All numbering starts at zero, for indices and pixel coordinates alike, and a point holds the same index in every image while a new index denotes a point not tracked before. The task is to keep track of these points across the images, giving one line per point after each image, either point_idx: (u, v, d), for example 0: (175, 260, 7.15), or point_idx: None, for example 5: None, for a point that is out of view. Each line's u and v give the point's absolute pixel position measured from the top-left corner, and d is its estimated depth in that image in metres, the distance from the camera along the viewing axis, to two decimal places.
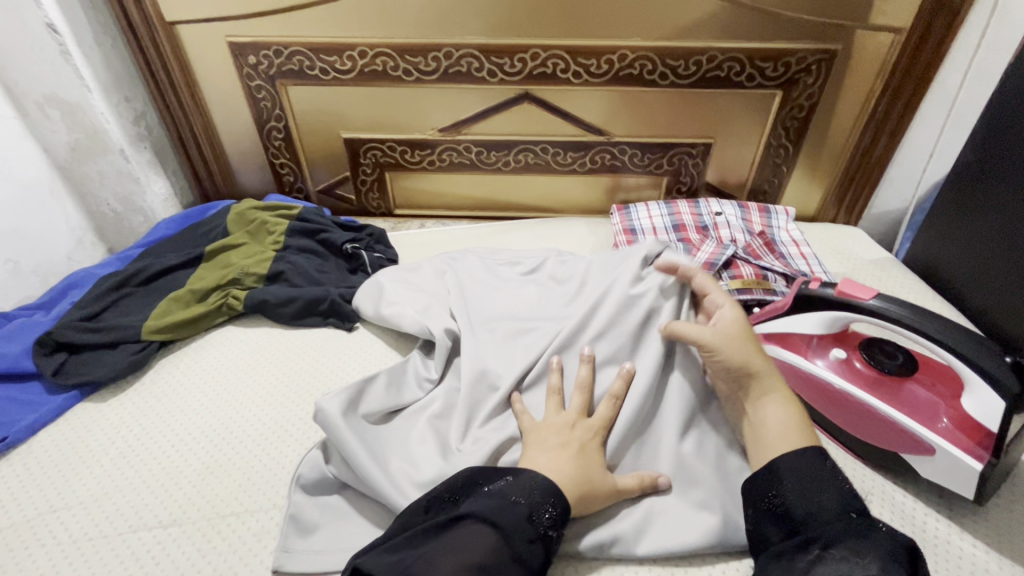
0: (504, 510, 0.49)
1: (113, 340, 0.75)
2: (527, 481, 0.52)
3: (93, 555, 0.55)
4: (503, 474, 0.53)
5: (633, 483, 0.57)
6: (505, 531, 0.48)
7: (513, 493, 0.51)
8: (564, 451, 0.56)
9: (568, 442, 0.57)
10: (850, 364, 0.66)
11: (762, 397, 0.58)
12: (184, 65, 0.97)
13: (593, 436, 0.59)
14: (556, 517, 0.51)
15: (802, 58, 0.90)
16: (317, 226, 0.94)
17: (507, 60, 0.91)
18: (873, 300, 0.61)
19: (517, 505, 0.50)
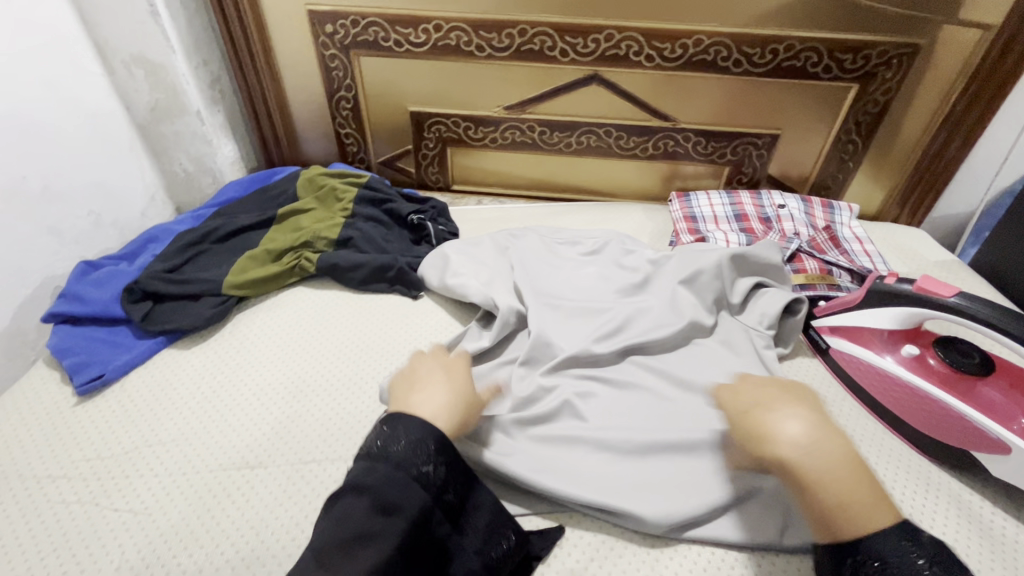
0: (375, 473, 0.44)
1: (196, 292, 0.79)
2: (398, 428, 0.47)
3: (188, 488, 0.59)
4: (378, 422, 0.48)
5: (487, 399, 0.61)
6: (380, 495, 0.43)
7: (389, 449, 0.45)
8: (446, 379, 0.55)
9: (439, 370, 0.56)
10: (923, 361, 0.67)
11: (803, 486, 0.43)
12: (262, 32, 0.99)
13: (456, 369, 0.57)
14: (437, 458, 0.46)
15: (883, 52, 0.88)
16: (383, 196, 0.96)
17: (581, 40, 0.91)
18: (952, 298, 0.61)
19: (389, 458, 0.45)
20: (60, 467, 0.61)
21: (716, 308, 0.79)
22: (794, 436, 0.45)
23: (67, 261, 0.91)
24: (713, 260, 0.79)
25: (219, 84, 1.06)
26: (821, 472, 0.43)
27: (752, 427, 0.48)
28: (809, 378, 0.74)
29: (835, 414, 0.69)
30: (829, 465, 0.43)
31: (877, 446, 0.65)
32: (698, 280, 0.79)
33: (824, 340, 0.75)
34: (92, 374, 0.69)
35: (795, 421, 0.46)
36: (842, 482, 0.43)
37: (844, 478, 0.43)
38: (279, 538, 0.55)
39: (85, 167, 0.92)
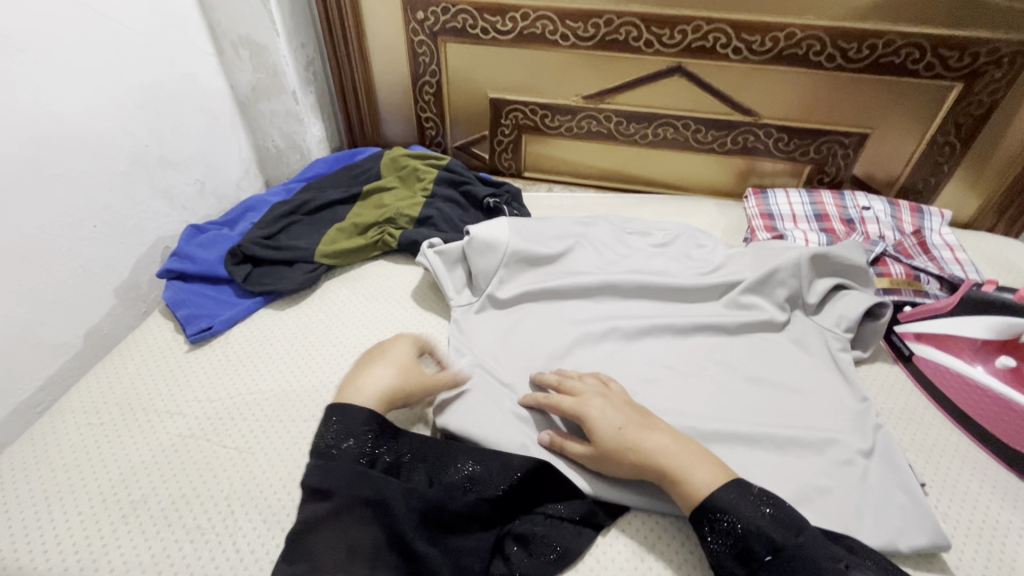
0: (333, 471, 0.53)
1: (291, 259, 0.85)
2: (348, 415, 0.56)
3: (286, 433, 0.65)
4: (328, 415, 0.57)
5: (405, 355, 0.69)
6: (340, 482, 0.52)
7: (322, 445, 0.55)
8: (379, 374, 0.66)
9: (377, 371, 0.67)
10: (1020, 373, 0.65)
11: (680, 475, 0.53)
12: (357, 18, 1.04)
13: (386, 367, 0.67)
14: (374, 437, 0.56)
15: (994, 50, 0.83)
16: (461, 179, 0.99)
17: (668, 32, 0.92)
18: None
19: (342, 451, 0.54)
20: (176, 405, 0.68)
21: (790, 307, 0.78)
22: (663, 442, 0.55)
23: (175, 224, 1.00)
24: (790, 258, 0.79)
25: (313, 67, 1.12)
26: (682, 462, 0.54)
27: (623, 447, 0.56)
28: (888, 382, 0.71)
29: (915, 420, 0.67)
30: (690, 458, 0.54)
31: (959, 456, 0.62)
32: (774, 279, 0.78)
33: (906, 347, 0.73)
34: (202, 325, 0.76)
35: (656, 434, 0.56)
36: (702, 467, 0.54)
37: (702, 461, 0.54)
38: None
39: (193, 138, 1.01)
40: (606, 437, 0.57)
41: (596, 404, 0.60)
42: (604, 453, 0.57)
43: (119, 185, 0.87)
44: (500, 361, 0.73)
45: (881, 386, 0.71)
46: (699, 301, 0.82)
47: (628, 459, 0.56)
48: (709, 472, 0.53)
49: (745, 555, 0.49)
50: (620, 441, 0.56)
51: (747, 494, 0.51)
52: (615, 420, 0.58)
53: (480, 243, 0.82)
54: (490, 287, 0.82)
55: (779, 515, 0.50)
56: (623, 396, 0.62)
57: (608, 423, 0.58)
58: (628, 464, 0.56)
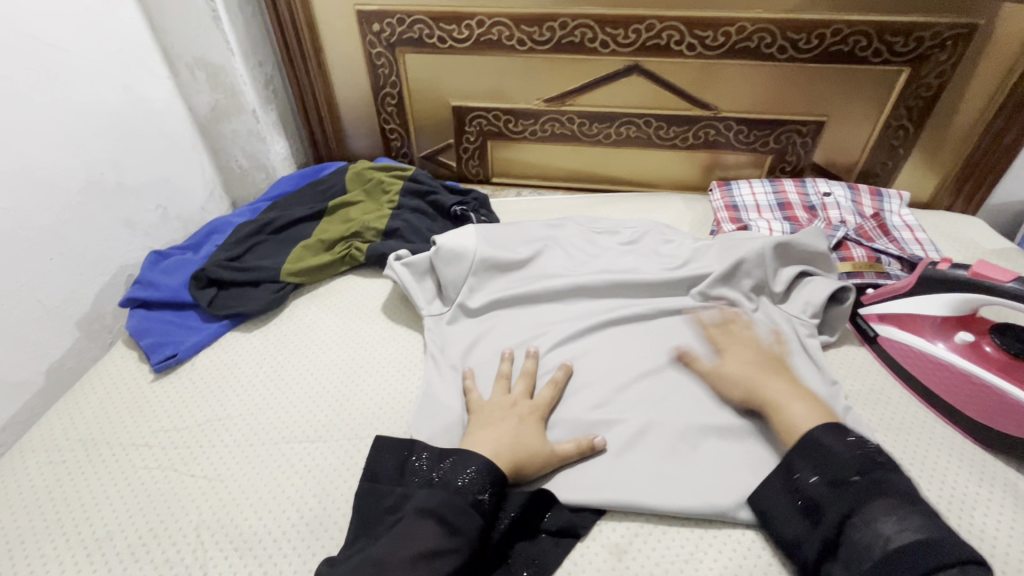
0: (453, 508, 0.52)
1: (255, 279, 0.84)
2: (465, 462, 0.55)
3: (256, 458, 0.64)
4: (448, 455, 0.57)
5: (570, 448, 0.61)
6: (447, 521, 0.51)
7: (455, 483, 0.54)
8: (502, 424, 0.61)
9: (506, 416, 0.62)
10: (978, 348, 0.66)
11: (779, 412, 0.60)
12: (313, 32, 1.04)
13: (530, 415, 0.64)
14: (491, 491, 0.54)
15: (937, 33, 0.85)
16: (427, 189, 0.99)
17: (622, 31, 0.92)
18: (1011, 283, 0.61)
19: (458, 494, 0.53)
20: (142, 436, 0.66)
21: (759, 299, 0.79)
22: (776, 386, 0.63)
23: (138, 251, 0.98)
24: (756, 249, 0.79)
25: (273, 84, 1.11)
26: (778, 395, 0.61)
27: (739, 381, 0.65)
28: (855, 365, 0.73)
29: (882, 401, 0.68)
30: (798, 400, 0.60)
31: (924, 433, 0.63)
32: (742, 271, 0.79)
33: (871, 329, 0.74)
34: (167, 353, 0.75)
35: (780, 381, 0.63)
36: (804, 408, 0.60)
37: (812, 403, 0.60)
38: (338, 509, 0.58)
39: (153, 163, 0.99)
40: (738, 370, 0.66)
41: (750, 352, 0.69)
42: (723, 372, 0.67)
43: (75, 215, 0.85)
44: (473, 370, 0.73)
45: (851, 372, 0.72)
46: (669, 297, 0.82)
47: (745, 391, 0.65)
48: (802, 408, 0.59)
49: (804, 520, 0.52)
50: (743, 370, 0.66)
51: (817, 454, 0.54)
52: (749, 357, 0.67)
53: (447, 253, 0.81)
54: (461, 297, 0.81)
55: (834, 476, 0.52)
56: (752, 339, 0.71)
57: (743, 363, 0.67)
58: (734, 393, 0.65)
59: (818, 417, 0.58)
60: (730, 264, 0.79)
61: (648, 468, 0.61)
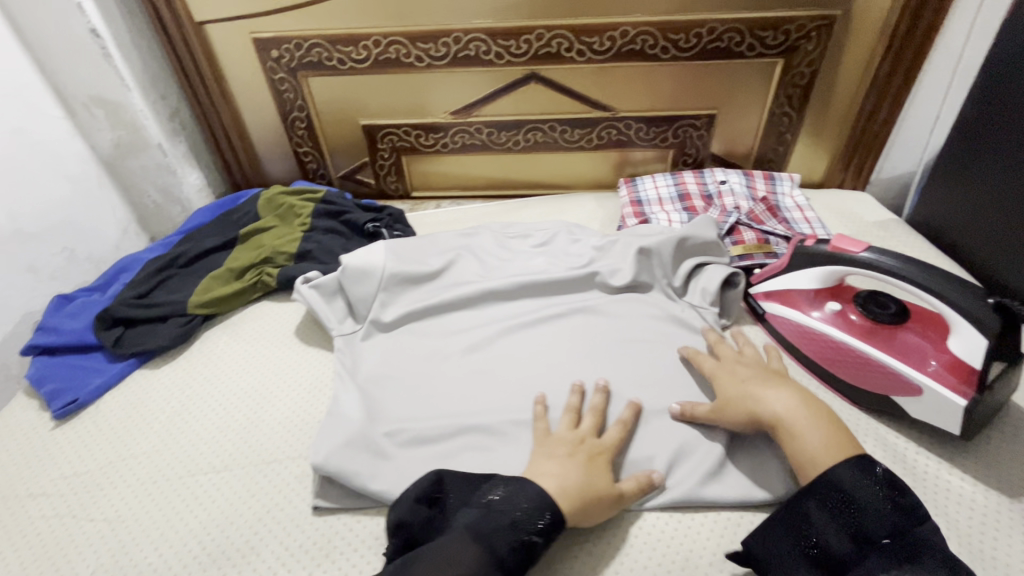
0: (493, 533, 0.51)
1: (162, 314, 0.83)
2: (521, 491, 0.54)
3: (159, 496, 0.63)
4: (503, 483, 0.56)
5: (633, 488, 0.59)
6: (485, 543, 0.50)
7: (503, 508, 0.53)
8: (571, 460, 0.58)
9: (575, 452, 0.59)
10: (845, 316, 0.71)
11: (794, 436, 0.56)
12: (212, 62, 1.04)
13: (601, 452, 0.60)
14: (546, 527, 0.53)
15: (801, 26, 0.91)
16: (340, 208, 0.99)
17: (514, 42, 0.96)
18: (863, 253, 0.65)
19: (510, 522, 0.52)
20: (39, 486, 0.65)
21: (661, 289, 0.83)
22: (787, 404, 0.59)
23: (44, 297, 0.95)
24: (653, 241, 0.84)
25: (179, 116, 1.10)
26: (795, 415, 0.57)
27: (747, 407, 0.61)
28: (747, 343, 0.78)
29: None
30: (809, 420, 0.57)
31: None
32: (640, 264, 0.83)
33: (759, 307, 0.79)
34: (68, 398, 0.73)
35: (786, 397, 0.60)
36: (819, 432, 0.56)
37: (823, 423, 0.56)
38: (241, 536, 0.59)
39: (54, 206, 0.97)
40: (737, 395, 0.62)
41: (745, 371, 0.65)
42: (725, 399, 0.63)
43: None
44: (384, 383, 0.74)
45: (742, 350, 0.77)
46: (575, 294, 0.85)
47: (753, 418, 0.60)
48: (821, 433, 0.55)
49: (855, 540, 0.49)
50: (747, 391, 0.62)
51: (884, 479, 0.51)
52: (752, 372, 0.64)
53: (354, 272, 0.82)
54: (372, 313, 0.82)
55: (897, 502, 0.50)
56: (744, 359, 0.68)
57: (739, 384, 0.63)
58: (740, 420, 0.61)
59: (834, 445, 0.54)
60: (630, 259, 0.83)
61: None
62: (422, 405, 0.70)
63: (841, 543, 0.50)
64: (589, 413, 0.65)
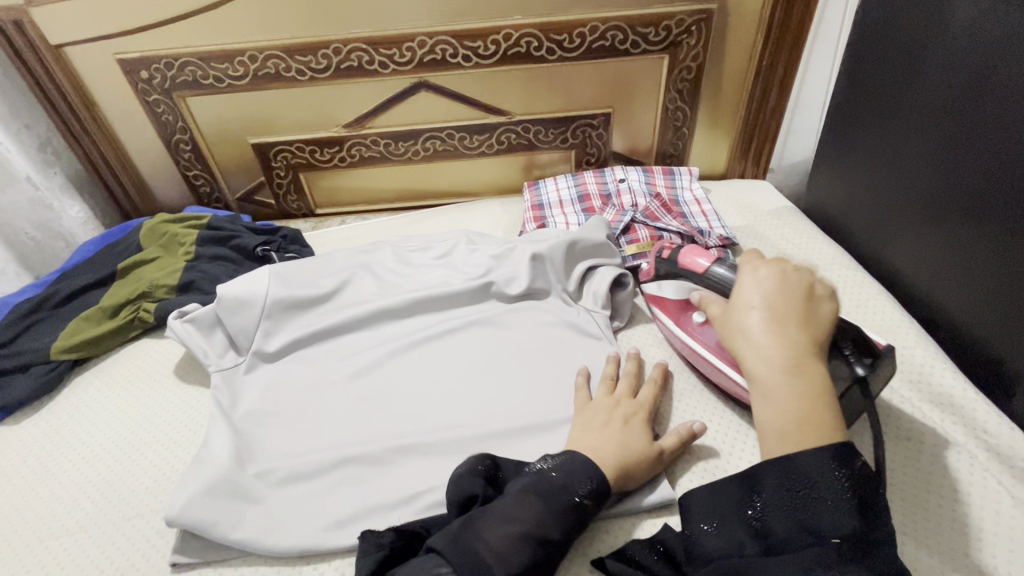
0: (551, 495, 0.52)
1: (23, 364, 0.77)
2: (570, 461, 0.54)
3: (3, 568, 0.58)
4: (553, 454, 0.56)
5: (674, 443, 0.61)
6: (545, 501, 0.51)
7: (553, 476, 0.53)
8: (608, 428, 0.60)
9: (611, 419, 0.61)
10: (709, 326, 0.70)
11: (759, 395, 0.50)
12: (79, 87, 0.97)
13: (636, 412, 0.63)
14: (591, 495, 0.53)
15: (681, 21, 0.92)
16: (228, 233, 0.94)
17: (396, 51, 0.93)
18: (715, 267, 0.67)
19: (557, 487, 0.52)
20: None
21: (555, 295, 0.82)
22: (779, 359, 0.50)
23: None
24: (545, 247, 0.82)
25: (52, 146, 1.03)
26: (772, 378, 0.49)
27: (745, 338, 0.53)
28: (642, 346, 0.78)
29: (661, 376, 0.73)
30: (786, 385, 0.49)
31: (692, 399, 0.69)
32: (532, 272, 0.81)
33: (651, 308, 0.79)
34: None
35: (779, 347, 0.50)
36: (792, 405, 0.48)
37: (801, 397, 0.48)
38: None
39: None
40: (745, 317, 0.54)
41: (769, 290, 0.55)
42: (730, 320, 0.56)
43: None
44: (263, 418, 0.70)
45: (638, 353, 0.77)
46: (471, 306, 0.83)
47: (739, 353, 0.53)
48: (785, 409, 0.48)
49: (799, 531, 0.44)
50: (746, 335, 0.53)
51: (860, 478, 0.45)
52: (763, 302, 0.54)
53: (231, 302, 0.77)
54: (255, 344, 0.78)
55: (865, 501, 0.44)
56: (788, 276, 0.56)
57: (751, 306, 0.54)
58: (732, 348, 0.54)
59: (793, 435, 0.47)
60: (523, 267, 0.82)
61: (430, 488, 0.61)
62: (302, 437, 0.67)
63: (786, 528, 0.45)
64: (625, 378, 0.67)
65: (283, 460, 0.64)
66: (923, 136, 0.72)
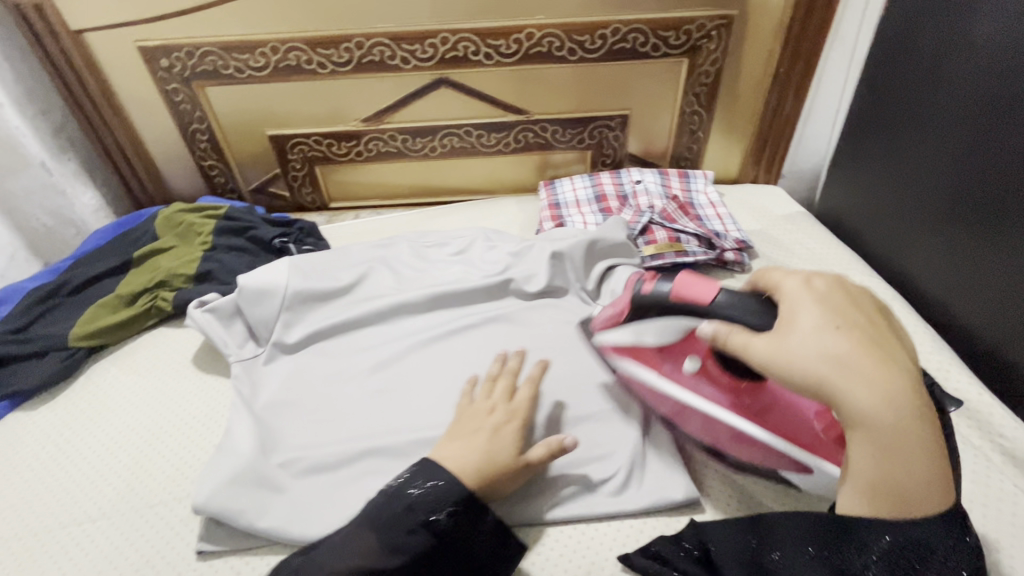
0: (392, 518, 0.52)
1: (40, 349, 0.76)
2: (422, 475, 0.55)
3: (25, 553, 0.58)
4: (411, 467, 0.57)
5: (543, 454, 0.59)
6: (377, 525, 0.52)
7: (401, 495, 0.54)
8: (475, 439, 0.59)
9: (484, 427, 0.60)
10: (706, 373, 0.60)
11: (878, 454, 0.43)
12: (97, 74, 0.96)
13: (512, 420, 0.61)
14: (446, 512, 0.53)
15: (701, 26, 0.93)
16: (245, 224, 0.94)
17: (419, 47, 0.93)
18: (718, 298, 0.55)
19: (402, 506, 0.53)
20: None
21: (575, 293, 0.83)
22: (890, 408, 0.44)
23: None
24: (565, 246, 0.83)
25: (66, 132, 1.02)
26: (881, 430, 0.43)
27: (825, 381, 0.45)
28: None
29: None
30: (899, 437, 0.43)
31: None
32: (553, 269, 0.82)
33: None
34: None
35: (881, 394, 0.44)
36: (914, 462, 0.43)
37: (922, 451, 0.43)
38: None
39: None
40: (819, 354, 0.46)
41: (831, 321, 0.48)
42: (789, 355, 0.47)
43: None
44: (285, 408, 0.70)
45: None
46: (490, 303, 0.83)
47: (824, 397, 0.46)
48: (913, 469, 0.43)
49: None
50: (821, 358, 0.46)
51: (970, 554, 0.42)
52: (834, 335, 0.47)
53: (253, 292, 0.77)
54: (275, 335, 0.78)
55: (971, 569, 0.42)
56: (833, 301, 0.50)
57: (819, 340, 0.46)
58: (808, 390, 0.46)
59: (932, 495, 0.42)
60: (543, 264, 0.82)
61: None
62: (324, 429, 0.67)
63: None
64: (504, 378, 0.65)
65: (307, 450, 0.64)
66: (939, 147, 0.74)
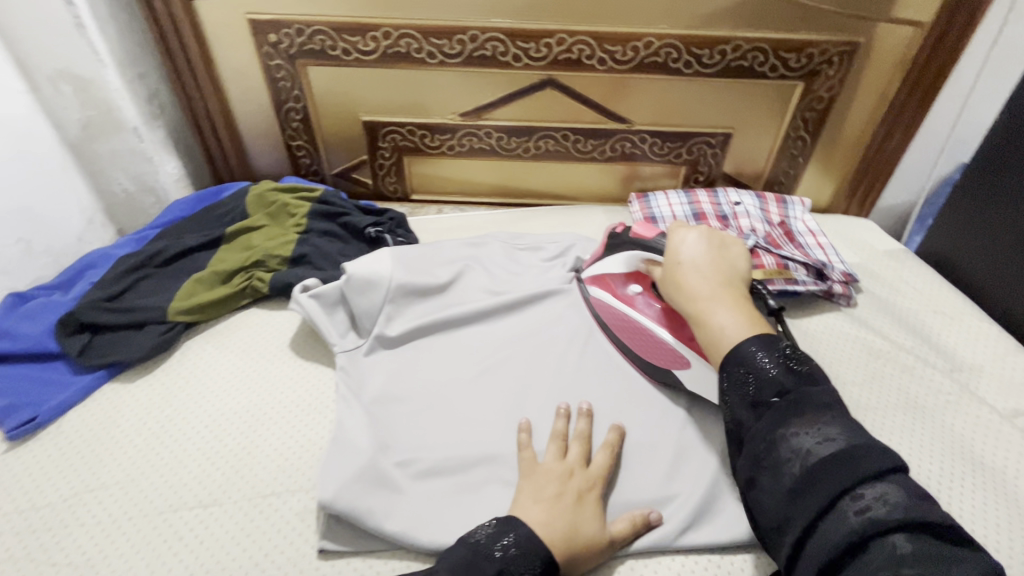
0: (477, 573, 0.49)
1: (138, 321, 0.74)
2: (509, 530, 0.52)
3: (134, 534, 0.56)
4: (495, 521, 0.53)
5: (626, 528, 0.56)
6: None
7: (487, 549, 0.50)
8: (559, 502, 0.55)
9: (564, 492, 0.56)
10: (646, 296, 0.73)
11: (702, 314, 0.61)
12: (201, 43, 0.94)
13: (590, 487, 0.58)
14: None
15: (825, 50, 0.91)
16: (338, 210, 0.92)
17: (534, 45, 0.91)
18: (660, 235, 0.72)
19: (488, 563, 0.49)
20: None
21: None
22: (703, 291, 0.62)
23: None
24: None
25: (158, 98, 0.99)
26: (707, 304, 0.61)
27: (682, 275, 0.64)
28: None
29: None
30: (724, 305, 0.60)
31: None
32: None
33: None
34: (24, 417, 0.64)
35: (698, 279, 0.63)
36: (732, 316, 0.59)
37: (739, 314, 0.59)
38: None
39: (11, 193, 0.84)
40: (687, 258, 0.66)
41: (683, 241, 0.68)
42: (671, 265, 0.66)
43: None
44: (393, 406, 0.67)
45: None
46: None
47: (673, 287, 0.65)
48: (729, 321, 0.59)
49: None
50: (684, 264, 0.65)
51: None
52: (692, 251, 0.66)
53: (360, 282, 0.75)
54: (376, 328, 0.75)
55: None
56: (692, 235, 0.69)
57: (686, 251, 0.66)
58: (670, 284, 0.65)
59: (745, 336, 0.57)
60: None
61: None
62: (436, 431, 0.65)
63: None
64: (577, 441, 0.62)
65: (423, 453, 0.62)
66: None
